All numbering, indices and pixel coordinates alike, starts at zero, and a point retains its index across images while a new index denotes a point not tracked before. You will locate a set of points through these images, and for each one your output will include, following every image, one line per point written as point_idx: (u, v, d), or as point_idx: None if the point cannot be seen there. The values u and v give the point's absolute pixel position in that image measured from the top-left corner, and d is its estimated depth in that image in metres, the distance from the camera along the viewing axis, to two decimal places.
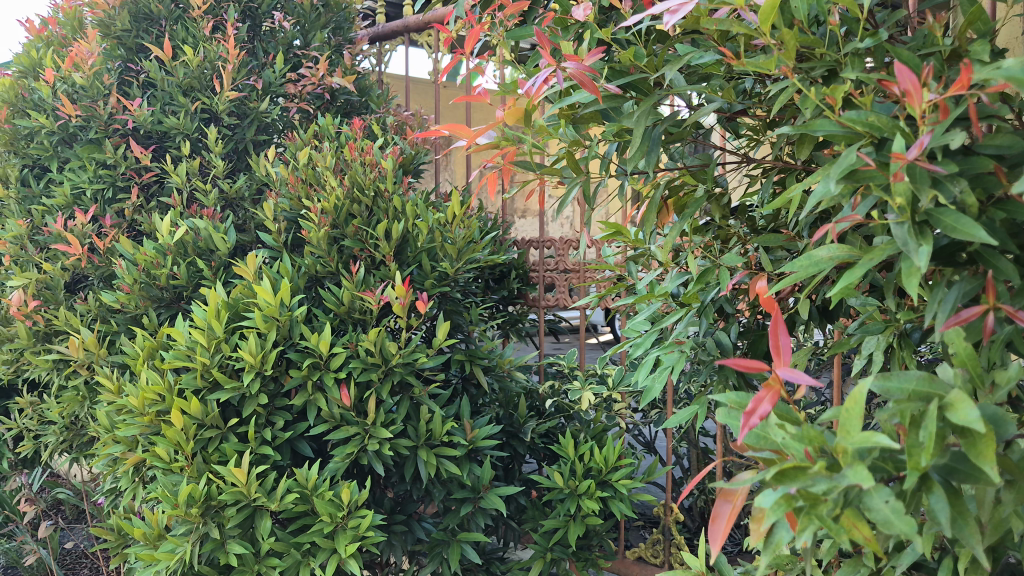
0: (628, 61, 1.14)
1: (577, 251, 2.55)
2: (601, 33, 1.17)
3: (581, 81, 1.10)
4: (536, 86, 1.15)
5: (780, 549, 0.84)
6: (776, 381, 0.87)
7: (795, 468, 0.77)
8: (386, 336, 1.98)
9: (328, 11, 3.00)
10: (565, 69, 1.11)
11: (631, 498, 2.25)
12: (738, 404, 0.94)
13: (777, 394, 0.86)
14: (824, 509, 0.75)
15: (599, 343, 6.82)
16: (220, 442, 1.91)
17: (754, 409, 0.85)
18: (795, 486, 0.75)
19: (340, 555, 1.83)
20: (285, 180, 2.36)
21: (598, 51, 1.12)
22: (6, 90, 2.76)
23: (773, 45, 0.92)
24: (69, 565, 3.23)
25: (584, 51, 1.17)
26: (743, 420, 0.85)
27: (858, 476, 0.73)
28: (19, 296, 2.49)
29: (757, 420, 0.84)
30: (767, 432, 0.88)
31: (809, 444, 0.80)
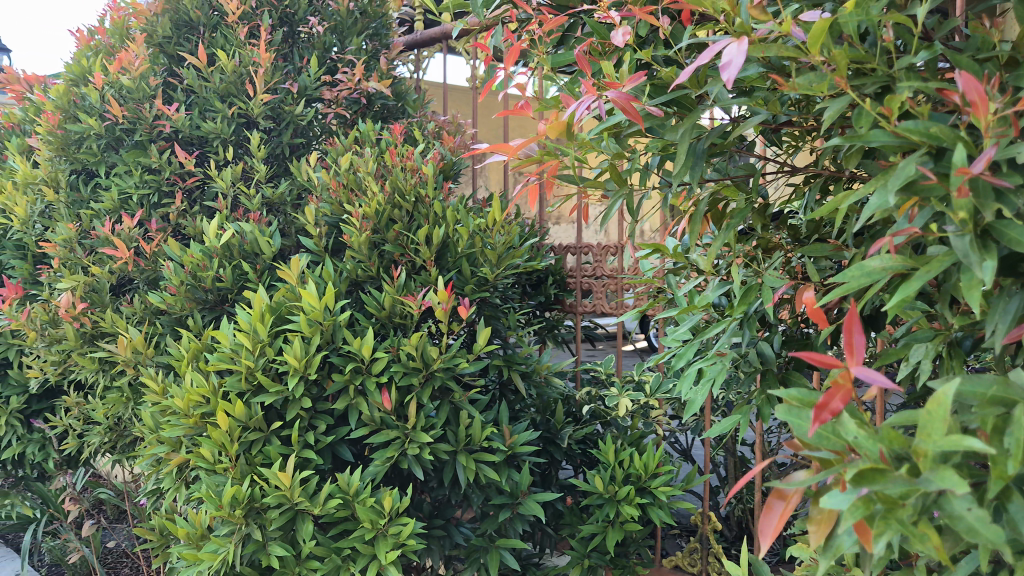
0: (669, 78, 1.12)
1: (615, 257, 2.54)
2: (641, 54, 1.16)
3: (624, 107, 1.07)
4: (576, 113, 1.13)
5: (840, 552, 0.86)
6: (847, 379, 0.82)
7: (874, 469, 0.76)
8: (427, 341, 1.99)
9: (365, 17, 3.03)
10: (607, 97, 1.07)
11: (670, 505, 2.23)
12: (802, 400, 0.89)
13: (849, 392, 0.81)
14: (904, 514, 0.76)
15: (635, 351, 6.77)
16: (263, 444, 1.94)
17: (827, 403, 0.80)
18: (872, 488, 0.75)
19: (381, 560, 1.83)
20: (326, 185, 2.39)
21: (638, 77, 1.08)
22: (60, 97, 2.83)
23: (822, 65, 0.90)
24: (111, 564, 3.29)
25: (624, 71, 1.15)
26: (815, 414, 0.79)
27: (946, 482, 0.71)
28: (67, 298, 2.55)
29: (829, 415, 0.79)
30: (832, 430, 0.85)
31: (887, 444, 0.79)
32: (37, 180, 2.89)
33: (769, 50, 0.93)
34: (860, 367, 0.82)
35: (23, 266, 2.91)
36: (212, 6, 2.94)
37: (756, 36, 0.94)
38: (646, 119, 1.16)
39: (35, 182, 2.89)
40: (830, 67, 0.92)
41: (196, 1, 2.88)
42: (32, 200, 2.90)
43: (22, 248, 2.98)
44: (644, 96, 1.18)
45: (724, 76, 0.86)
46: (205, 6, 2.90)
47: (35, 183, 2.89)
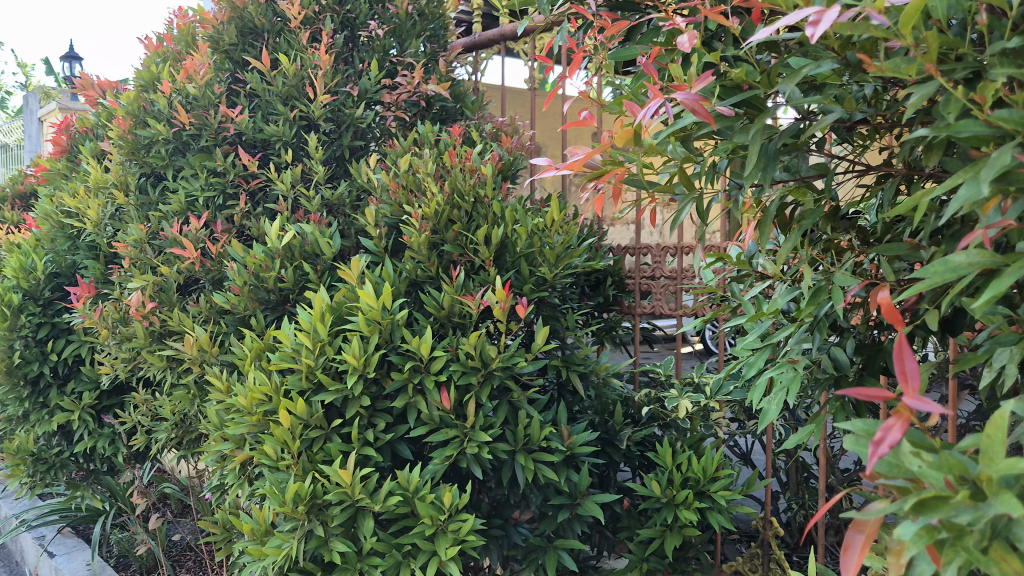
0: (739, 79, 1.09)
1: (674, 257, 2.51)
2: (710, 55, 1.14)
3: (693, 108, 1.05)
4: (642, 118, 1.10)
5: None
6: (905, 409, 0.80)
7: (935, 497, 0.73)
8: (486, 341, 2.00)
9: (423, 19, 3.06)
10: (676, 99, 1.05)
11: (730, 510, 2.19)
12: (868, 431, 0.86)
13: (907, 422, 0.78)
14: (970, 541, 0.73)
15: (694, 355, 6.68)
16: (324, 442, 1.96)
17: (882, 437, 0.77)
18: (936, 517, 0.72)
19: (440, 557, 1.84)
20: (385, 187, 2.41)
21: (707, 77, 1.06)
22: (131, 103, 2.92)
23: (912, 48, 0.85)
24: (176, 557, 3.37)
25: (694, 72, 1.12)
26: (871, 450, 0.77)
27: (1007, 505, 0.69)
28: (137, 298, 2.62)
29: (887, 449, 0.76)
30: (898, 459, 0.82)
31: (949, 472, 0.75)
32: (109, 183, 2.98)
33: (857, 28, 0.86)
34: (915, 396, 0.80)
35: (96, 267, 3.01)
36: (275, 13, 3.00)
37: (839, 16, 0.86)
38: (715, 120, 1.14)
39: (107, 186, 2.98)
40: (919, 51, 0.86)
41: (260, 8, 2.94)
42: (104, 203, 3.00)
43: (95, 249, 3.09)
44: (713, 97, 1.15)
45: (810, 32, 0.81)
46: (268, 12, 2.96)
47: (106, 187, 2.98)
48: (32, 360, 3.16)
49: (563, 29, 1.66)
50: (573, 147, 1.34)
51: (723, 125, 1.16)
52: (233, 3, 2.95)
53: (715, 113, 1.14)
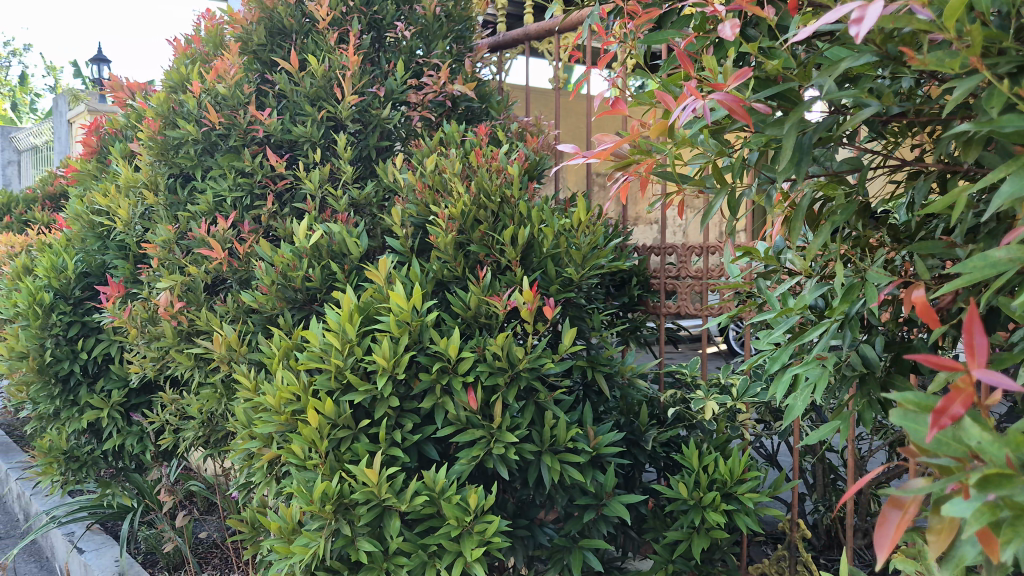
0: (776, 71, 1.08)
1: (700, 257, 2.50)
2: (746, 47, 1.13)
3: (731, 107, 1.04)
4: (679, 115, 1.09)
5: (963, 564, 0.82)
6: (967, 382, 0.76)
7: (1000, 473, 0.72)
8: (513, 342, 2.00)
9: (450, 21, 3.06)
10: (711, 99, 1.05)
11: (757, 512, 2.17)
12: (920, 405, 0.82)
13: (971, 395, 0.75)
14: None
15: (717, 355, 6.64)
16: (352, 442, 1.97)
17: (946, 408, 0.74)
18: (1001, 493, 0.71)
19: (466, 557, 1.84)
20: (412, 187, 2.41)
21: (745, 72, 1.04)
22: (161, 104, 2.95)
23: (956, 42, 0.84)
24: (202, 554, 3.40)
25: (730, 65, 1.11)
26: (933, 420, 0.74)
27: None
28: (166, 298, 2.65)
29: (949, 421, 0.74)
30: (951, 435, 0.78)
31: (1012, 448, 0.74)
32: (138, 183, 3.02)
33: (899, 21, 0.85)
34: (981, 369, 0.76)
35: (125, 266, 3.04)
36: (304, 14, 3.02)
37: (882, 9, 0.85)
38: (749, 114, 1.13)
39: (136, 185, 3.02)
40: (962, 44, 0.85)
41: (289, 10, 2.96)
42: (133, 203, 3.03)
43: (125, 249, 3.13)
44: (748, 90, 1.15)
45: (854, 30, 0.79)
46: (296, 14, 2.98)
47: (136, 187, 3.02)
48: (63, 358, 3.22)
49: (594, 15, 1.64)
50: (601, 136, 1.35)
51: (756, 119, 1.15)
52: (262, 5, 2.97)
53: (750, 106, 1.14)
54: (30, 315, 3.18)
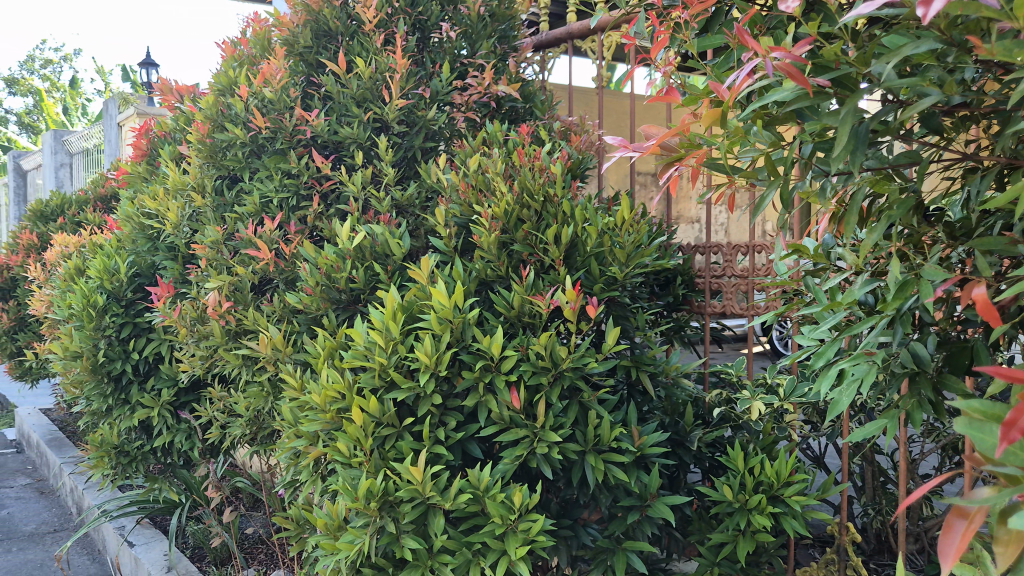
0: (834, 55, 1.05)
1: (747, 256, 2.46)
2: (805, 29, 1.11)
3: (790, 72, 1.01)
4: (734, 87, 1.08)
5: None
6: None
7: None
8: (556, 341, 1.99)
9: (494, 21, 3.07)
10: (773, 60, 1.03)
11: (805, 516, 2.12)
12: (986, 413, 0.80)
13: None
14: None
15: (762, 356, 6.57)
16: (396, 440, 1.98)
17: (1016, 421, 0.70)
18: None
19: (511, 556, 1.84)
20: (455, 187, 2.42)
21: (804, 46, 1.02)
22: (209, 108, 3.00)
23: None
24: (248, 550, 3.46)
25: (790, 43, 1.09)
26: (1003, 434, 0.70)
27: None
28: (214, 298, 2.69)
29: (1020, 434, 0.69)
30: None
31: None
32: (187, 185, 3.07)
33: (965, 9, 0.83)
34: None
35: (174, 267, 3.10)
36: (349, 16, 3.04)
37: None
38: (805, 98, 1.10)
39: (185, 188, 3.07)
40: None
41: (335, 11, 2.99)
42: (182, 205, 3.09)
43: (174, 250, 3.19)
44: (805, 75, 1.12)
45: (924, 12, 0.78)
46: (342, 16, 3.01)
47: (185, 189, 3.07)
48: (115, 358, 3.30)
49: (641, 18, 1.64)
50: (651, 128, 1.34)
51: (810, 105, 1.13)
52: (308, 8, 3.00)
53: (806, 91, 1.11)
54: (84, 316, 3.27)
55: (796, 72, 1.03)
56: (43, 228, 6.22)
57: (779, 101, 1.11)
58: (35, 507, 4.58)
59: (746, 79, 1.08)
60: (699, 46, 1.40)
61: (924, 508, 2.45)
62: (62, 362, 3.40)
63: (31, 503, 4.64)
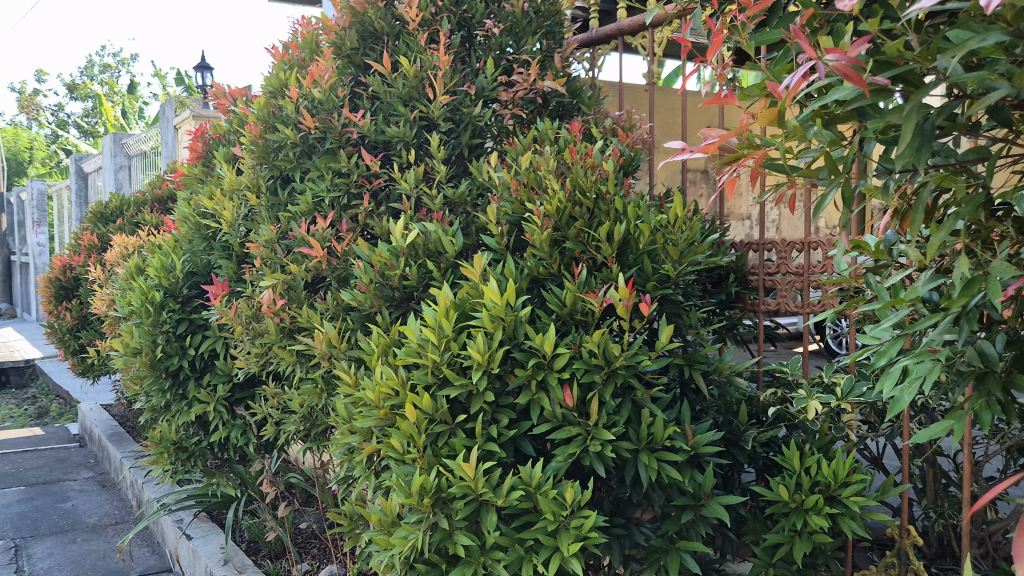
0: (896, 51, 1.03)
1: (802, 253, 2.42)
2: (865, 26, 1.08)
3: (846, 73, 0.99)
4: (793, 87, 1.06)
5: None
6: None
7: None
8: (609, 338, 1.98)
9: (540, 17, 3.06)
10: (829, 62, 1.01)
11: (864, 517, 2.07)
12: None
13: None
14: None
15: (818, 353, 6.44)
16: (449, 437, 1.99)
17: None
18: None
19: (563, 553, 1.84)
20: (506, 185, 2.42)
21: (865, 43, 1.00)
22: (261, 109, 3.05)
23: None
24: (302, 544, 3.52)
25: (848, 41, 1.07)
26: None
27: None
28: (268, 296, 2.74)
29: None
30: None
31: None
32: (242, 186, 3.13)
33: None
34: None
35: (229, 266, 3.16)
36: (394, 16, 3.07)
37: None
38: (867, 96, 1.08)
39: (240, 188, 3.14)
40: None
41: (380, 12, 3.03)
42: (237, 205, 3.16)
43: (228, 249, 3.25)
44: (866, 72, 1.10)
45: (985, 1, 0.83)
46: (388, 16, 3.04)
47: (240, 190, 3.13)
48: (172, 354, 3.40)
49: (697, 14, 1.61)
50: (709, 130, 1.34)
51: (871, 102, 1.10)
52: (354, 9, 3.04)
53: (869, 88, 1.09)
54: (143, 313, 3.36)
55: (854, 74, 1.00)
56: (103, 229, 6.42)
57: (839, 99, 1.10)
58: (98, 499, 4.71)
59: (801, 81, 1.07)
60: (756, 41, 1.37)
61: (987, 512, 2.38)
62: (123, 358, 3.50)
63: (94, 496, 4.77)
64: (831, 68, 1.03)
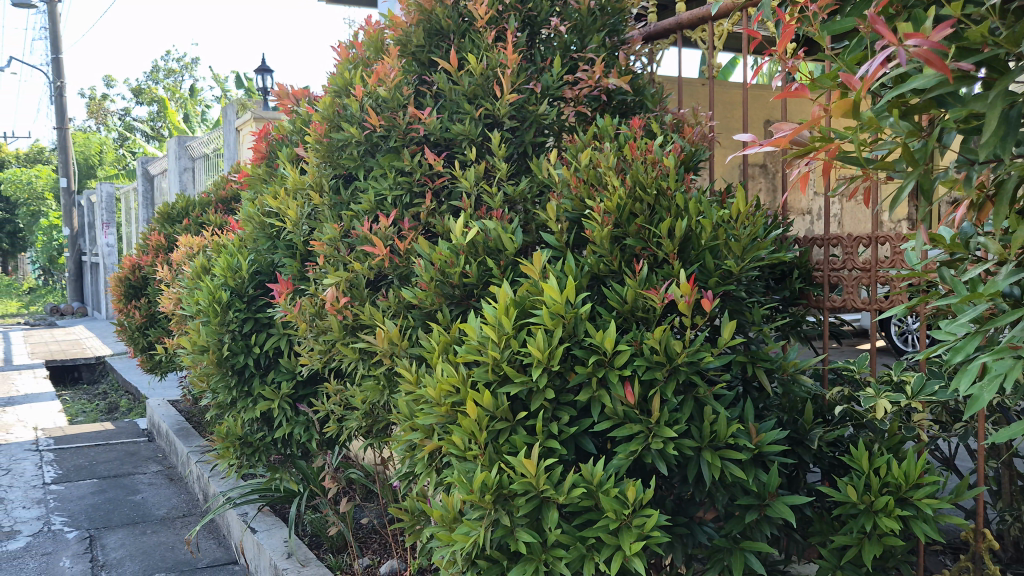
0: (980, 37, 1.01)
1: (869, 248, 2.35)
2: (948, 10, 1.05)
3: (928, 59, 0.97)
4: (870, 75, 1.04)
5: None
6: None
7: None
8: (671, 335, 1.97)
9: (604, 13, 3.05)
10: (910, 49, 0.99)
11: (937, 519, 2.01)
12: None
13: None
14: None
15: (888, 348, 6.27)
16: (510, 434, 1.99)
17: None
18: None
19: (625, 552, 1.83)
20: (567, 181, 2.42)
21: (947, 26, 0.99)
22: (327, 109, 3.10)
23: None
24: (363, 539, 3.57)
25: (928, 26, 1.04)
26: None
27: None
28: (332, 293, 2.78)
29: None
30: None
31: None
32: (306, 185, 3.19)
33: None
34: None
35: (293, 265, 3.22)
36: (461, 15, 3.10)
37: None
38: (948, 84, 1.06)
39: (304, 188, 3.19)
40: None
41: (447, 11, 3.06)
42: (301, 204, 3.21)
43: (293, 247, 3.31)
44: (947, 59, 1.07)
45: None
46: (455, 15, 3.06)
47: (304, 189, 3.19)
48: (238, 351, 3.48)
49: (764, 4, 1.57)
50: (779, 123, 1.31)
51: (951, 89, 1.08)
52: (421, 8, 3.08)
53: (951, 76, 1.06)
54: (211, 311, 3.44)
55: (937, 59, 0.99)
56: (171, 230, 6.59)
57: (918, 88, 1.07)
58: (167, 493, 4.84)
59: (878, 69, 1.05)
60: (827, 31, 1.34)
61: None
62: (191, 355, 3.60)
63: (162, 489, 4.92)
64: (911, 52, 1.01)
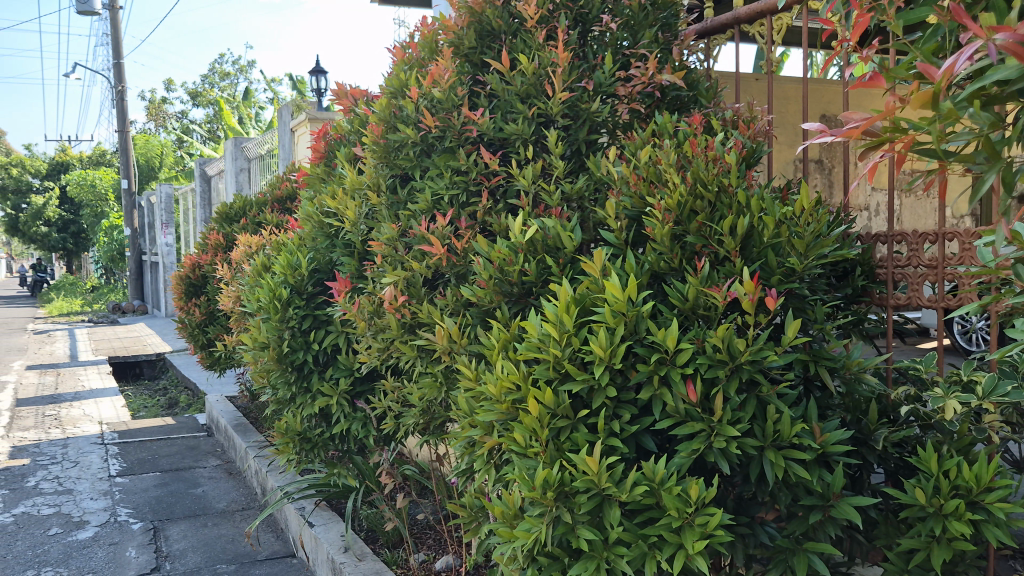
0: None
1: (936, 244, 2.30)
2: None
3: (1016, 53, 0.96)
4: (952, 68, 1.03)
5: None
6: None
7: None
8: (733, 334, 1.95)
9: (656, 9, 3.03)
10: (996, 42, 0.97)
11: (1010, 524, 1.96)
12: None
13: None
14: None
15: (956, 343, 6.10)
16: (571, 432, 1.99)
17: None
18: None
19: (688, 551, 1.82)
20: (625, 178, 2.41)
21: None
22: (383, 110, 3.15)
23: None
24: (418, 534, 3.61)
25: (1014, 18, 1.02)
26: None
27: None
28: (390, 291, 2.80)
29: None
30: None
31: None
32: (363, 185, 3.23)
33: None
34: None
35: (351, 264, 3.27)
36: (512, 14, 3.11)
37: None
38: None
39: (361, 188, 3.24)
40: None
41: (498, 11, 3.08)
42: (359, 204, 3.26)
43: (350, 246, 3.36)
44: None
45: None
46: (505, 15, 3.08)
47: (360, 189, 3.24)
48: (297, 349, 3.54)
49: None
50: (850, 113, 1.29)
51: None
52: (472, 9, 3.09)
53: None
54: (270, 309, 3.52)
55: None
56: (228, 229, 6.73)
57: (1001, 80, 1.05)
58: (226, 486, 4.95)
59: (962, 61, 1.03)
60: (902, 21, 1.31)
61: None
62: (251, 353, 3.68)
63: (222, 483, 5.03)
64: (998, 47, 0.99)
